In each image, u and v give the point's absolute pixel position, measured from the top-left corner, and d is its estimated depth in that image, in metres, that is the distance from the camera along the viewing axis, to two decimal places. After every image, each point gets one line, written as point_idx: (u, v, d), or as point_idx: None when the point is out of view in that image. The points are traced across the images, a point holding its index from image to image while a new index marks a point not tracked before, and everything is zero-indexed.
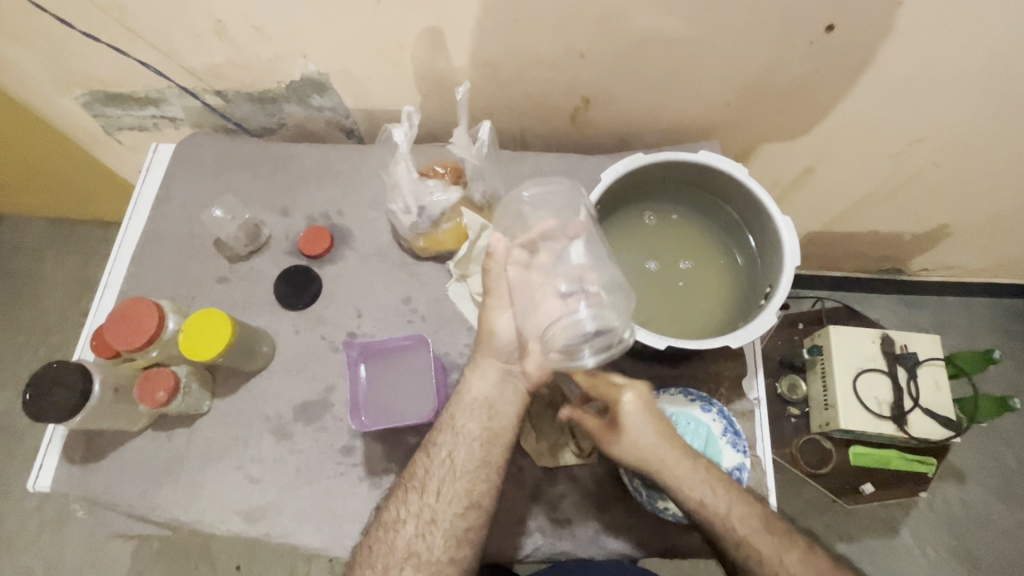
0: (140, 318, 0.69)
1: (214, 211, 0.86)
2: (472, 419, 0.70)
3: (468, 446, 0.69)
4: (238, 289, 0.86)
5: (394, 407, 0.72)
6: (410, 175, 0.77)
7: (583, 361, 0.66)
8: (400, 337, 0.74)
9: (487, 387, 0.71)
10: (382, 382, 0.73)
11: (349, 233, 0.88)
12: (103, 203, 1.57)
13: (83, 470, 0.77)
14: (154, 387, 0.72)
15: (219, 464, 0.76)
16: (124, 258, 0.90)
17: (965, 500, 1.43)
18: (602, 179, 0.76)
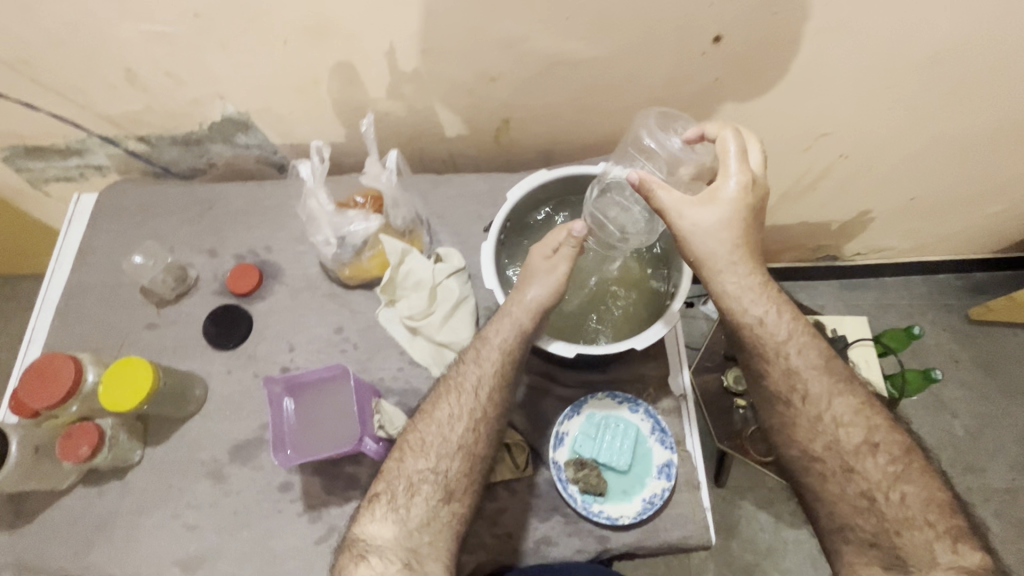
0: (56, 373, 0.68)
1: (134, 258, 0.87)
2: (453, 409, 0.70)
3: (454, 432, 0.69)
4: (167, 334, 0.85)
5: (320, 439, 0.72)
6: (326, 208, 0.78)
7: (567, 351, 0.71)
8: (323, 368, 0.74)
9: (476, 374, 0.71)
10: (308, 414, 0.73)
11: (279, 267, 0.89)
12: (41, 256, 1.54)
13: (11, 536, 0.75)
14: (75, 443, 0.70)
15: (154, 514, 0.75)
16: (48, 313, 0.88)
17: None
18: (509, 200, 0.79)
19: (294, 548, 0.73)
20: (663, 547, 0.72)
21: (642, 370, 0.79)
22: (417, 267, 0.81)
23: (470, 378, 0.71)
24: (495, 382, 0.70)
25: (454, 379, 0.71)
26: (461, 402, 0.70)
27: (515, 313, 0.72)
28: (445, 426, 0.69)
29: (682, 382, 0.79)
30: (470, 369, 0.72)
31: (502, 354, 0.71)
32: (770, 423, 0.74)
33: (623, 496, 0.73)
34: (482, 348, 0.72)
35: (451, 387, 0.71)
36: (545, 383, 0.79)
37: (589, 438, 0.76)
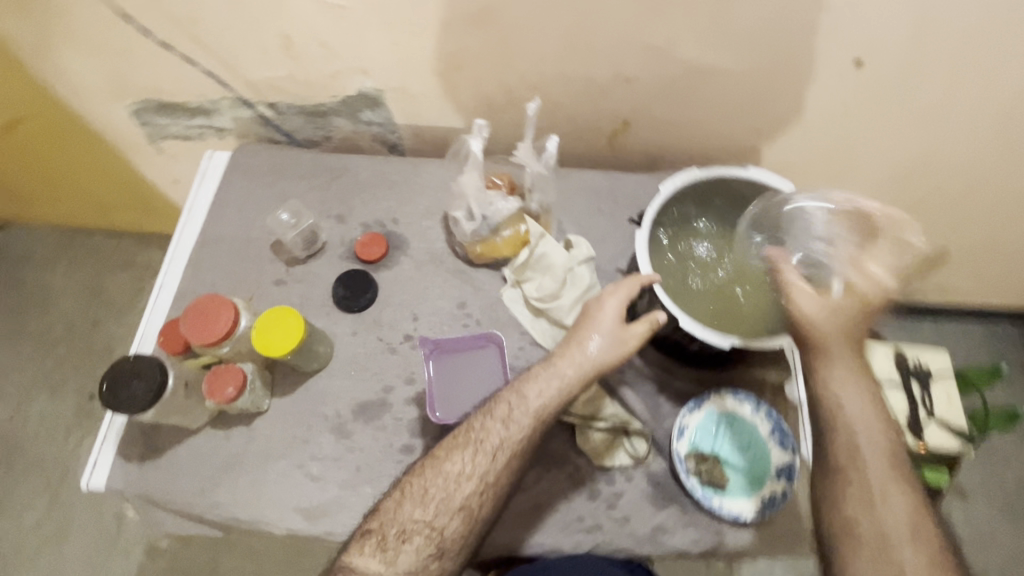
0: (216, 312, 0.71)
1: (281, 214, 0.91)
2: (469, 465, 0.70)
3: (460, 490, 0.69)
4: (295, 291, 0.87)
5: (465, 401, 0.78)
6: (476, 185, 0.82)
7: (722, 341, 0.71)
8: (473, 337, 0.82)
9: (504, 437, 0.70)
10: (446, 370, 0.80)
11: (404, 239, 0.91)
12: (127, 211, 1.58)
13: (141, 467, 0.77)
14: (220, 382, 0.73)
15: (280, 462, 0.77)
16: (180, 260, 0.91)
17: (965, 517, 1.48)
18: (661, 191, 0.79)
19: None
20: (777, 548, 0.73)
21: (760, 373, 0.81)
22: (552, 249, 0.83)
23: (490, 437, 0.71)
24: (515, 451, 0.70)
25: (472, 438, 0.71)
26: (477, 459, 0.70)
27: (560, 376, 0.72)
28: (452, 481, 0.69)
29: (798, 389, 0.81)
30: (492, 430, 0.71)
31: (533, 419, 0.71)
32: (856, 462, 0.67)
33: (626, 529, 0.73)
34: (513, 408, 0.72)
35: (470, 441, 0.71)
36: (664, 377, 0.81)
37: (709, 433, 0.77)
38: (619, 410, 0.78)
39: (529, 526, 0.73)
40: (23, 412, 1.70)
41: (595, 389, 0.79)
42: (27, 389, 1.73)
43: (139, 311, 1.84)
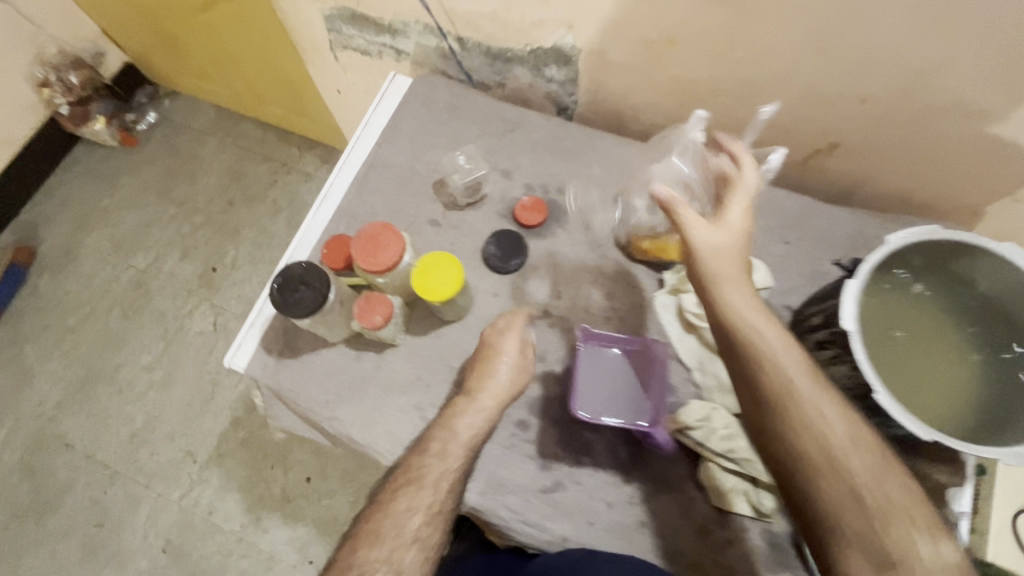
0: (385, 243, 0.71)
1: (458, 155, 0.90)
2: (421, 496, 0.69)
3: (417, 521, 0.68)
4: (447, 236, 0.87)
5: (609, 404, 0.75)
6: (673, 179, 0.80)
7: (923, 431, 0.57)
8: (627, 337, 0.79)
9: (443, 468, 0.69)
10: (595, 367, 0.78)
11: (565, 212, 0.87)
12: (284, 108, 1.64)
13: (277, 363, 0.80)
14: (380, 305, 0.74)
15: (401, 398, 0.78)
16: (346, 175, 0.92)
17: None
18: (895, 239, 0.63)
19: (518, 484, 0.74)
20: None
21: (924, 467, 0.71)
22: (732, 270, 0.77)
23: (432, 472, 0.69)
24: (456, 478, 0.69)
25: (419, 464, 0.70)
26: (427, 488, 0.69)
27: (484, 410, 0.72)
28: (405, 514, 0.68)
29: (963, 499, 0.70)
30: (437, 456, 0.70)
31: (466, 451, 0.70)
32: None
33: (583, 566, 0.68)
34: (447, 442, 0.71)
35: (411, 478, 0.70)
36: None
37: None
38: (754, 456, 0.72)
39: (629, 543, 0.71)
40: (156, 265, 1.88)
41: (734, 426, 0.73)
42: (163, 246, 1.91)
43: (268, 203, 1.95)
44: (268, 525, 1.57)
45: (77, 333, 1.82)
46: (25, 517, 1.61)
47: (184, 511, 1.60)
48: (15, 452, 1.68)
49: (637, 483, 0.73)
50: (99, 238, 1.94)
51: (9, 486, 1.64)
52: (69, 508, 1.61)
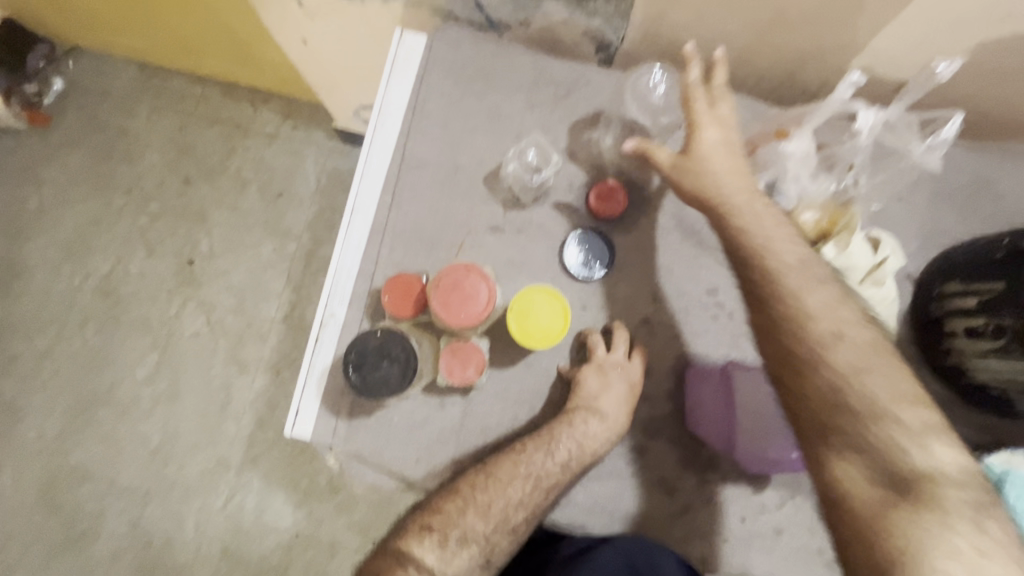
0: (472, 290, 0.57)
1: (527, 153, 0.74)
2: (519, 486, 0.64)
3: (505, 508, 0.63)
4: (513, 243, 0.73)
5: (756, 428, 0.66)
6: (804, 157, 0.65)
7: None
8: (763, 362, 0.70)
9: (552, 465, 0.64)
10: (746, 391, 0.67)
11: (647, 195, 0.74)
12: None
13: (347, 425, 0.69)
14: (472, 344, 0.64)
15: (501, 441, 0.70)
16: (371, 181, 0.74)
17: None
18: None
19: (644, 513, 0.69)
20: None
21: None
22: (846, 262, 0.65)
23: (542, 468, 0.64)
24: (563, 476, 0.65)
25: (517, 463, 0.64)
26: (518, 488, 0.63)
27: (602, 411, 0.67)
28: (498, 502, 0.63)
29: None
30: (537, 458, 0.65)
31: (575, 450, 0.65)
32: None
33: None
34: (564, 442, 0.65)
35: (513, 464, 0.64)
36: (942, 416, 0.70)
37: None
38: None
39: (771, 555, 0.68)
40: (122, 267, 1.65)
41: None
42: (124, 245, 1.66)
43: (231, 175, 1.69)
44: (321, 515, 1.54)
45: (54, 356, 1.63)
46: (65, 551, 1.54)
47: (231, 518, 1.55)
48: (29, 491, 1.56)
49: (771, 491, 0.69)
50: (43, 244, 1.67)
51: (35, 525, 1.55)
52: (108, 534, 1.54)
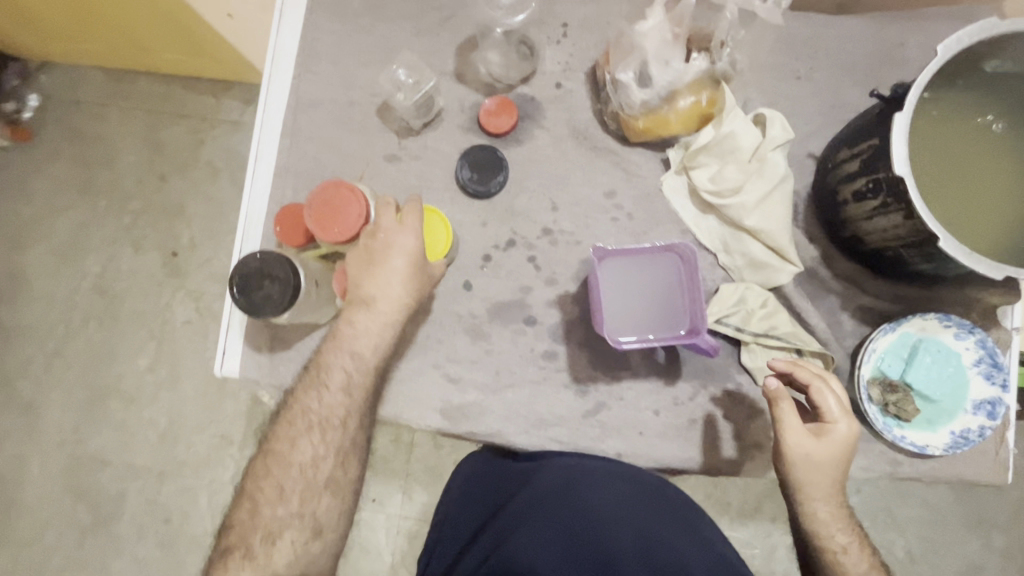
0: (345, 207, 0.60)
1: (397, 71, 0.74)
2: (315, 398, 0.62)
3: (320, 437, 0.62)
4: (411, 170, 0.74)
5: (635, 315, 0.64)
6: (661, 35, 0.62)
7: (993, 273, 0.51)
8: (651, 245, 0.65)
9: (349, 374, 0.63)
10: (622, 282, 0.64)
11: (539, 106, 0.73)
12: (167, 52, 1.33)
13: (270, 358, 0.73)
14: (359, 293, 0.63)
15: (416, 360, 0.72)
16: (272, 126, 0.76)
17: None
18: (933, 62, 0.51)
19: (558, 415, 0.70)
20: (955, 479, 0.67)
21: (976, 294, 0.67)
22: (728, 149, 0.65)
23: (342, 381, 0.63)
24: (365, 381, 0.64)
25: (320, 385, 0.62)
26: (322, 406, 0.62)
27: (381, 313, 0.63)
28: (315, 435, 0.62)
29: (1015, 314, 0.67)
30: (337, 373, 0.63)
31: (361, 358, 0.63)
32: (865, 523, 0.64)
33: (645, 491, 0.63)
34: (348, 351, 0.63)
35: (314, 381, 0.63)
36: (853, 291, 0.69)
37: (901, 360, 0.66)
38: (796, 326, 0.68)
39: (686, 443, 0.69)
40: (113, 265, 1.66)
41: (771, 301, 0.68)
42: (111, 239, 1.68)
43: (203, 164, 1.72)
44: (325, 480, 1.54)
45: (63, 355, 1.66)
46: (92, 536, 1.60)
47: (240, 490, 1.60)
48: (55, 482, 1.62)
49: (681, 383, 0.70)
50: (39, 253, 1.68)
51: (62, 515, 1.60)
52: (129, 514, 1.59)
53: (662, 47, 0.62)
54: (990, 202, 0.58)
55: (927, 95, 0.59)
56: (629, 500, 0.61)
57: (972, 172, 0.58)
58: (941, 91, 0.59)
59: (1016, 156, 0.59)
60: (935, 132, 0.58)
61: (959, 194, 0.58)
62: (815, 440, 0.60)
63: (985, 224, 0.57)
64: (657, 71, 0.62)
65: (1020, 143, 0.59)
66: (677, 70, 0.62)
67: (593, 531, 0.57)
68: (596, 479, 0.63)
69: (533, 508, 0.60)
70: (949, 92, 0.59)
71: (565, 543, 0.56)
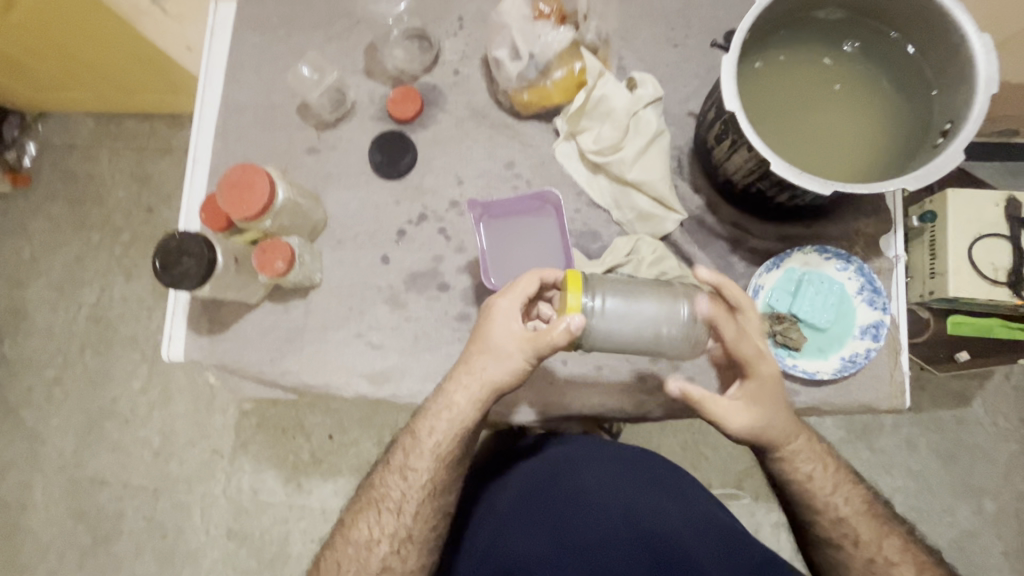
0: (252, 185, 0.67)
1: (300, 68, 0.81)
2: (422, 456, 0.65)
3: (420, 481, 0.65)
4: (330, 159, 0.81)
5: (517, 262, 0.74)
6: (520, 14, 0.70)
7: (824, 188, 0.55)
8: (528, 200, 0.75)
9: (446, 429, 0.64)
10: (503, 236, 0.75)
11: (440, 92, 0.80)
12: (137, 96, 1.42)
13: (211, 339, 0.80)
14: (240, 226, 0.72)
15: (341, 331, 0.78)
16: (207, 132, 0.85)
17: (1018, 436, 1.13)
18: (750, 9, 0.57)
19: None
20: (853, 404, 0.69)
21: (855, 226, 0.71)
22: (602, 112, 0.71)
23: (438, 435, 0.65)
24: (457, 439, 0.64)
25: (413, 441, 0.66)
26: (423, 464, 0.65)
27: (455, 403, 0.64)
28: (407, 478, 0.65)
29: (895, 243, 0.71)
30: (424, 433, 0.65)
31: (448, 421, 0.64)
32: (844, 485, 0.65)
33: (627, 468, 0.72)
34: (442, 413, 0.64)
35: (410, 438, 0.66)
36: (739, 234, 0.73)
37: (788, 294, 0.70)
38: (686, 270, 0.72)
39: (592, 388, 0.75)
40: (107, 295, 1.51)
41: (661, 249, 0.72)
42: (95, 245, 1.53)
43: None
44: (312, 488, 1.37)
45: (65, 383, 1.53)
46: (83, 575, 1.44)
47: (233, 500, 1.40)
48: (51, 531, 1.45)
49: None
50: (40, 288, 1.54)
51: (61, 549, 1.45)
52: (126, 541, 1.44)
53: (527, 24, 0.69)
54: (835, 136, 0.63)
55: (759, 63, 0.64)
56: (614, 484, 0.71)
57: (815, 110, 0.64)
58: (772, 57, 0.64)
59: (848, 101, 0.64)
60: (775, 80, 0.64)
61: (806, 133, 0.63)
62: (745, 412, 0.60)
63: (833, 155, 0.63)
64: (526, 45, 0.69)
65: (862, 76, 0.64)
66: (548, 41, 0.69)
67: (578, 513, 0.69)
68: (578, 463, 0.72)
69: (525, 497, 0.71)
70: (780, 55, 0.64)
71: (557, 530, 0.69)
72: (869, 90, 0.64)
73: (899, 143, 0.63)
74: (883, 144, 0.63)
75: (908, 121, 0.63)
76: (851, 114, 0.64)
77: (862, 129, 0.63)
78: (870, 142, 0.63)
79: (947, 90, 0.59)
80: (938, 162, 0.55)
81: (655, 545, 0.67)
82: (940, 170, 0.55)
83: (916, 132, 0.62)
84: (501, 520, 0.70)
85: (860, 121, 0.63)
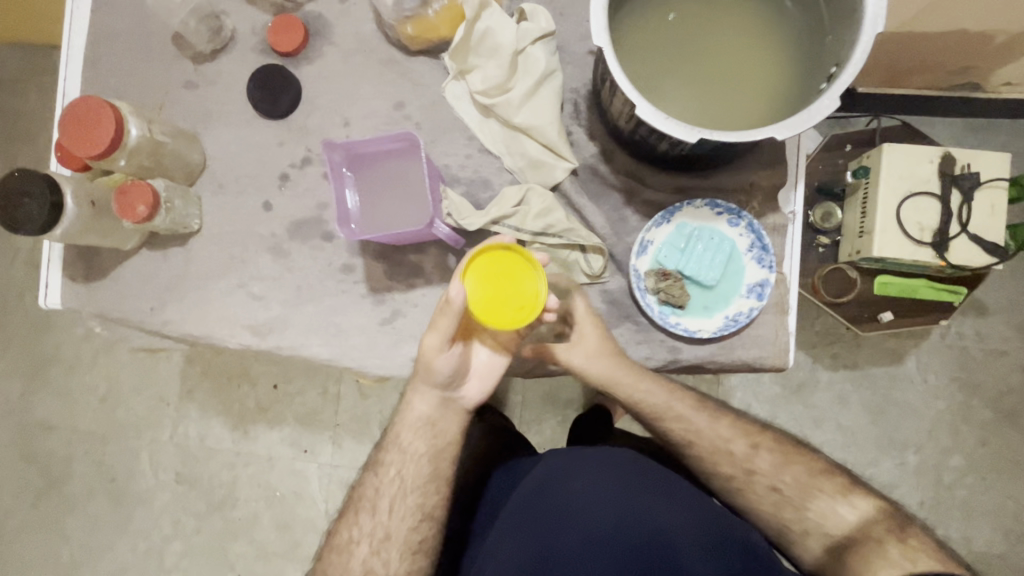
0: (93, 122, 0.62)
1: None
2: (414, 441, 0.67)
3: (414, 465, 0.67)
4: (208, 95, 0.75)
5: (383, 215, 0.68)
6: None
7: (691, 137, 0.52)
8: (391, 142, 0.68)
9: (425, 414, 0.67)
10: (371, 185, 0.69)
11: (325, 22, 0.74)
12: None
13: (88, 287, 0.76)
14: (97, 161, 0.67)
15: (221, 281, 0.74)
16: (77, 61, 0.77)
17: (942, 394, 1.13)
18: None
19: (357, 325, 0.73)
20: (739, 362, 0.67)
21: (753, 179, 0.67)
22: (487, 47, 0.66)
23: (415, 441, 0.67)
24: (435, 434, 0.67)
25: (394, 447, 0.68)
26: (411, 464, 0.67)
27: (426, 416, 0.67)
28: (396, 481, 0.67)
29: (795, 199, 0.68)
30: (407, 436, 0.67)
31: (424, 417, 0.67)
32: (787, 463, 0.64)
33: (637, 474, 0.61)
34: (421, 420, 0.67)
35: (392, 441, 0.68)
36: (633, 186, 0.69)
37: (677, 249, 0.68)
38: (575, 221, 0.68)
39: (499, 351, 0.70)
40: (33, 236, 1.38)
41: (550, 200, 0.68)
42: None
43: None
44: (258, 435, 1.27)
45: None
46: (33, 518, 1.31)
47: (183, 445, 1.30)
48: None
49: None
50: None
51: (3, 496, 1.33)
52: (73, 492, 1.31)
53: None
54: (723, 80, 0.59)
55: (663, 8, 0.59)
56: (606, 485, 0.59)
57: (704, 50, 0.59)
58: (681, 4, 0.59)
59: (750, 51, 0.59)
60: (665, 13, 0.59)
61: (692, 77, 0.59)
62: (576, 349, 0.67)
63: (717, 102, 0.59)
64: None
65: (758, 12, 0.59)
66: None
67: (569, 523, 0.57)
68: (570, 470, 0.62)
69: (521, 512, 0.61)
70: (694, 4, 0.59)
71: (543, 540, 0.57)
72: (776, 40, 0.59)
73: (791, 88, 0.58)
74: (774, 89, 0.58)
75: (802, 63, 0.58)
76: (750, 65, 0.59)
77: (752, 72, 0.59)
78: (765, 95, 0.59)
79: (839, 27, 0.54)
80: (812, 109, 0.51)
81: (658, 550, 0.54)
82: (812, 119, 0.51)
83: (808, 79, 0.57)
84: (493, 540, 0.61)
85: (750, 64, 0.59)
